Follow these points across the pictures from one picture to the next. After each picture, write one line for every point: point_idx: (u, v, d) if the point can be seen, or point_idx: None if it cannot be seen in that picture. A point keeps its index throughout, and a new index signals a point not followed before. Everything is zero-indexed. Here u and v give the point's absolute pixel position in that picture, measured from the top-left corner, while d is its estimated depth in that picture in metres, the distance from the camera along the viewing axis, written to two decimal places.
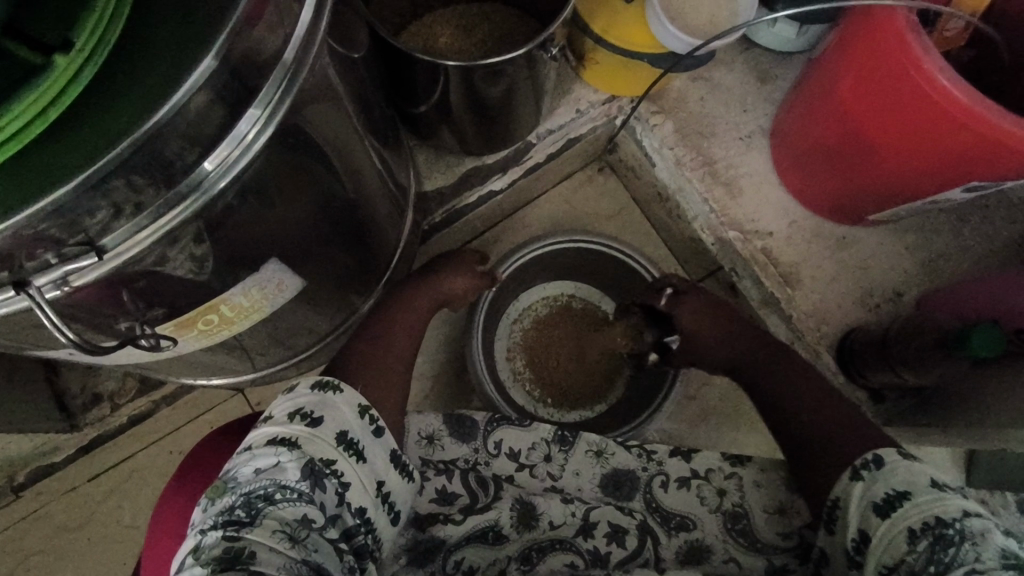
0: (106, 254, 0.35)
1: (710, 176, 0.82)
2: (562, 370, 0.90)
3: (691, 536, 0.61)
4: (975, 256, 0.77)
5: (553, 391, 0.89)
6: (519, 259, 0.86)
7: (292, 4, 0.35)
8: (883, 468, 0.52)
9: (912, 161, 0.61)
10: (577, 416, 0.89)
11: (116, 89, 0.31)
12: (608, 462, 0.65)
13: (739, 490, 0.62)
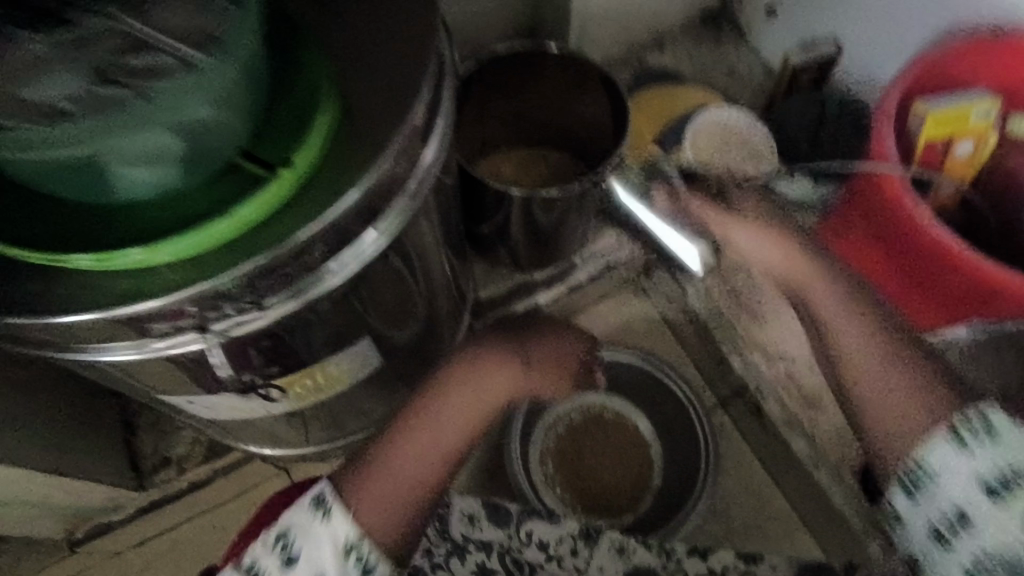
0: (264, 310, 0.43)
1: (737, 303, 0.92)
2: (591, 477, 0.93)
3: None
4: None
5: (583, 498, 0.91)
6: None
7: (423, 145, 0.45)
8: None
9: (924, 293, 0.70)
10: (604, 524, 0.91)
11: (305, 192, 0.41)
12: (630, 559, 0.68)
13: None
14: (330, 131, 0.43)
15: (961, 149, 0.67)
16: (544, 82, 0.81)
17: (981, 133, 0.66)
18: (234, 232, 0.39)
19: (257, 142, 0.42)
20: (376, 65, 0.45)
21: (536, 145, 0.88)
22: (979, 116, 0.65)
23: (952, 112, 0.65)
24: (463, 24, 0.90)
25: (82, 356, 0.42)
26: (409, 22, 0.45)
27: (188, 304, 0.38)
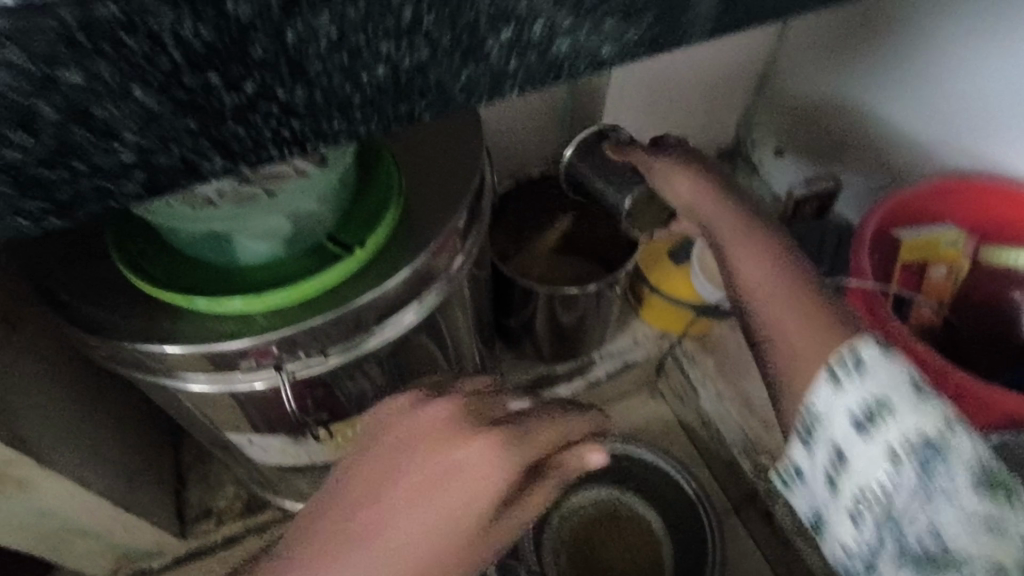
0: (325, 359, 0.52)
1: (745, 407, 0.98)
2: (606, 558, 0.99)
3: None
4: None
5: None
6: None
7: (463, 238, 0.56)
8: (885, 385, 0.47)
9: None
10: None
11: (373, 262, 0.51)
12: None
13: None
14: (400, 210, 0.52)
15: (935, 272, 0.76)
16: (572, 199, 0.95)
17: (953, 259, 0.76)
18: (319, 291, 0.48)
19: (342, 216, 0.50)
20: (428, 171, 0.55)
21: (564, 250, 1.00)
22: (947, 243, 0.75)
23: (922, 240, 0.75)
24: (511, 149, 1.07)
25: (168, 381, 0.52)
26: (460, 141, 0.57)
27: (270, 346, 0.48)
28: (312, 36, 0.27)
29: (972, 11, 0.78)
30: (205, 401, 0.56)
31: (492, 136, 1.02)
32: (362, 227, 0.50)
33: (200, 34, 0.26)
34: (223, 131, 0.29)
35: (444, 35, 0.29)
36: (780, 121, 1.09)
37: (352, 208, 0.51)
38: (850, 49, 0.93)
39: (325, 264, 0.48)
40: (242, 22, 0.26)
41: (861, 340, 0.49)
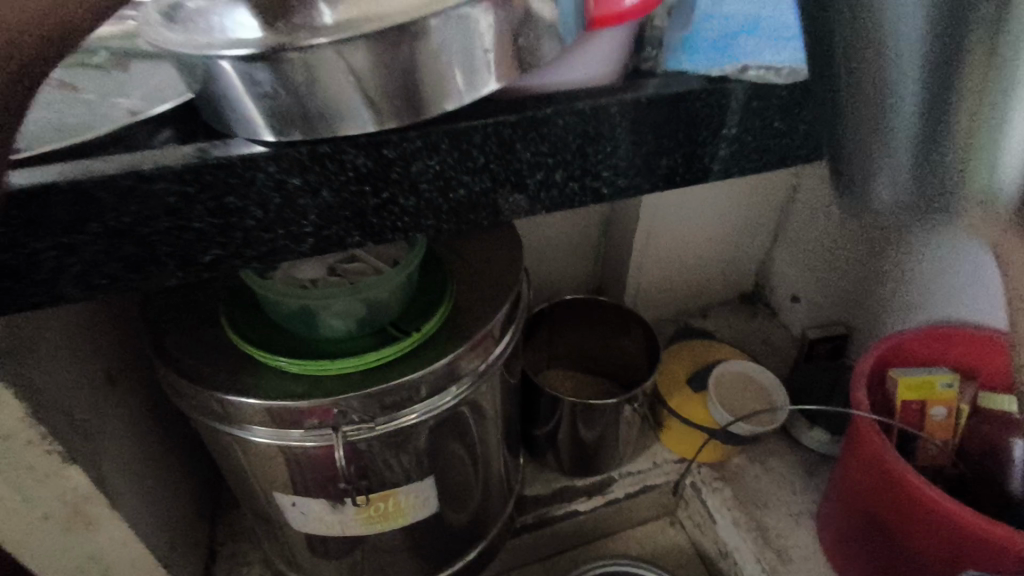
0: (374, 427, 0.60)
1: (762, 540, 0.99)
2: None
3: None
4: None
5: None
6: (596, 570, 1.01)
7: (499, 338, 0.67)
8: None
9: (913, 539, 0.78)
10: None
11: (423, 348, 0.62)
12: None
13: None
14: (449, 308, 0.64)
15: (935, 412, 0.81)
16: (596, 325, 1.06)
17: (951, 400, 0.81)
18: (377, 364, 0.60)
19: (403, 310, 0.63)
20: (477, 281, 0.68)
21: (592, 371, 1.12)
22: (943, 386, 0.81)
23: (920, 380, 0.81)
24: (549, 275, 1.21)
25: (238, 432, 0.61)
26: (504, 261, 0.70)
27: (332, 407, 0.58)
28: (424, 171, 0.39)
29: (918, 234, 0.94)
30: (264, 457, 0.65)
31: (533, 262, 1.17)
32: (417, 320, 0.63)
33: (354, 161, 0.38)
34: (351, 227, 0.40)
35: (517, 176, 0.42)
36: (795, 271, 1.21)
37: (411, 305, 0.64)
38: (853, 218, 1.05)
39: (384, 345, 0.60)
40: (383, 158, 0.38)
41: None
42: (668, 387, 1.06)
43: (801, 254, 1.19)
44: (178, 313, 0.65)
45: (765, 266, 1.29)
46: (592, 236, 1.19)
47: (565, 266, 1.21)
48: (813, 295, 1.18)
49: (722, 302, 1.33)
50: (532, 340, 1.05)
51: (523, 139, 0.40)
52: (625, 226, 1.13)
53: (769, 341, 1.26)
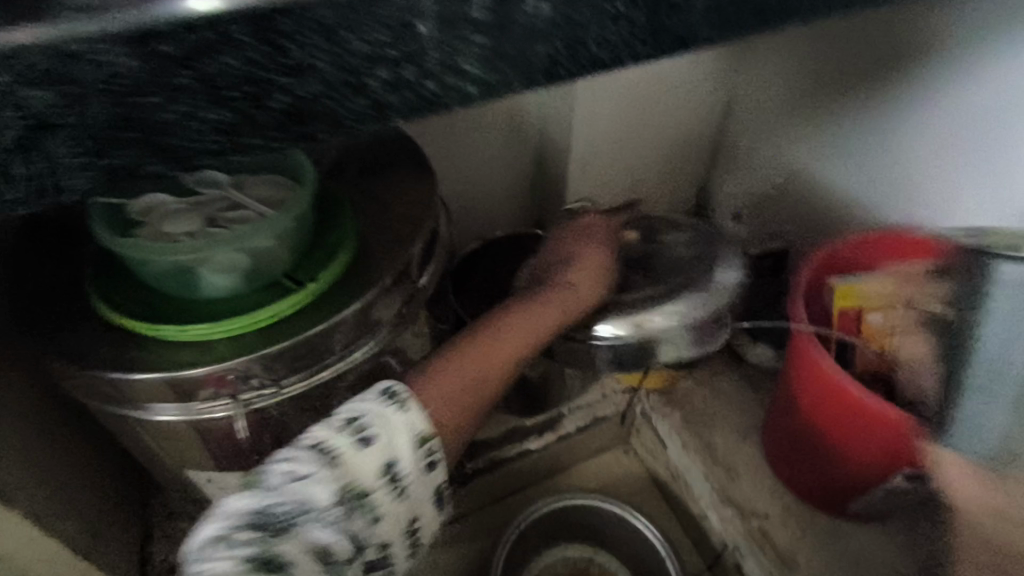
0: (278, 392, 0.56)
1: (711, 460, 1.00)
2: None
3: None
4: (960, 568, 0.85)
5: None
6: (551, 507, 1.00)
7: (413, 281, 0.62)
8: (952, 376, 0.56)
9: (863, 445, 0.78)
10: None
11: (323, 300, 0.56)
12: None
13: None
14: (348, 253, 0.58)
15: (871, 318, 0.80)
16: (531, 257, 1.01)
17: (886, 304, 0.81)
18: (268, 322, 0.54)
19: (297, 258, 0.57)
20: (387, 220, 0.63)
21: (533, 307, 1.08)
22: (876, 291, 0.80)
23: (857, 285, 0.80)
24: (484, 212, 1.15)
25: (131, 411, 0.55)
26: (414, 198, 0.65)
27: (226, 374, 0.52)
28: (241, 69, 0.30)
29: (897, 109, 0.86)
30: (167, 433, 0.59)
31: (464, 198, 1.10)
32: (313, 269, 0.56)
33: (126, 68, 0.28)
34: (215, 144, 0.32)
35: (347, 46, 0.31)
36: (735, 187, 1.20)
37: (306, 251, 0.57)
38: (793, 124, 1.04)
39: (275, 299, 0.54)
40: (159, 56, 0.28)
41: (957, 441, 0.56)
42: None
43: (740, 170, 1.18)
44: (43, 284, 0.57)
45: (705, 188, 1.28)
46: (524, 167, 1.13)
47: (498, 199, 1.15)
48: (754, 213, 1.18)
49: None
50: (466, 281, 1.00)
51: (336, 32, 0.31)
52: (557, 153, 1.07)
53: None
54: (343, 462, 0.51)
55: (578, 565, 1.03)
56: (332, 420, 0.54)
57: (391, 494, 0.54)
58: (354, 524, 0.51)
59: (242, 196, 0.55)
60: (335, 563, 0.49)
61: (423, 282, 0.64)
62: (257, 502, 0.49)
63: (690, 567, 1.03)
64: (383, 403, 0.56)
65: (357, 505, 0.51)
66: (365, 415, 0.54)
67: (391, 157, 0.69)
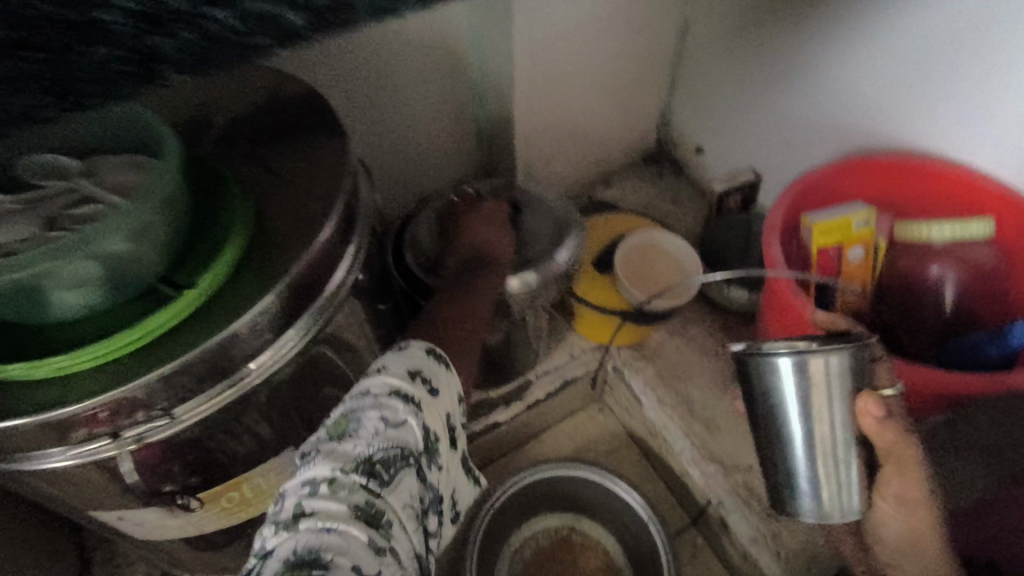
0: (175, 420, 0.46)
1: (689, 414, 0.94)
2: None
3: None
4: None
5: None
6: (527, 480, 0.94)
7: (333, 265, 0.53)
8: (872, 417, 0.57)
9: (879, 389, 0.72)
10: None
11: (216, 306, 0.46)
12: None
13: None
14: (240, 245, 0.47)
15: (853, 254, 0.74)
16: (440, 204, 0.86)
17: (867, 238, 0.74)
18: (144, 341, 0.43)
19: (176, 256, 0.46)
20: (296, 200, 0.54)
21: None
22: (859, 224, 0.73)
23: (836, 222, 0.72)
24: (426, 167, 1.03)
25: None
26: (326, 166, 0.56)
27: (100, 409, 0.42)
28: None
29: (849, 21, 0.79)
30: (50, 476, 0.49)
31: (401, 154, 0.98)
32: (198, 268, 0.46)
33: None
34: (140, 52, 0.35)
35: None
36: (696, 118, 1.11)
37: (189, 246, 0.46)
38: (746, 46, 0.95)
39: (149, 312, 0.43)
40: None
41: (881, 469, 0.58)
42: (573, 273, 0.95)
43: (700, 99, 1.08)
44: None
45: (664, 119, 1.18)
46: (465, 114, 1.01)
47: (440, 152, 1.03)
48: (718, 145, 1.09)
49: (623, 166, 1.21)
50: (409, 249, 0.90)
51: None
52: (499, 96, 0.96)
53: (676, 202, 1.17)
54: (422, 411, 0.57)
55: (560, 536, 0.99)
56: (397, 377, 0.57)
57: (450, 447, 0.60)
58: (430, 471, 0.57)
59: (98, 187, 0.44)
60: (422, 508, 0.55)
61: (345, 264, 0.54)
62: (359, 450, 0.52)
63: (675, 524, 0.99)
64: (432, 360, 0.60)
65: (433, 452, 0.57)
66: (423, 368, 0.59)
67: (290, 121, 0.59)
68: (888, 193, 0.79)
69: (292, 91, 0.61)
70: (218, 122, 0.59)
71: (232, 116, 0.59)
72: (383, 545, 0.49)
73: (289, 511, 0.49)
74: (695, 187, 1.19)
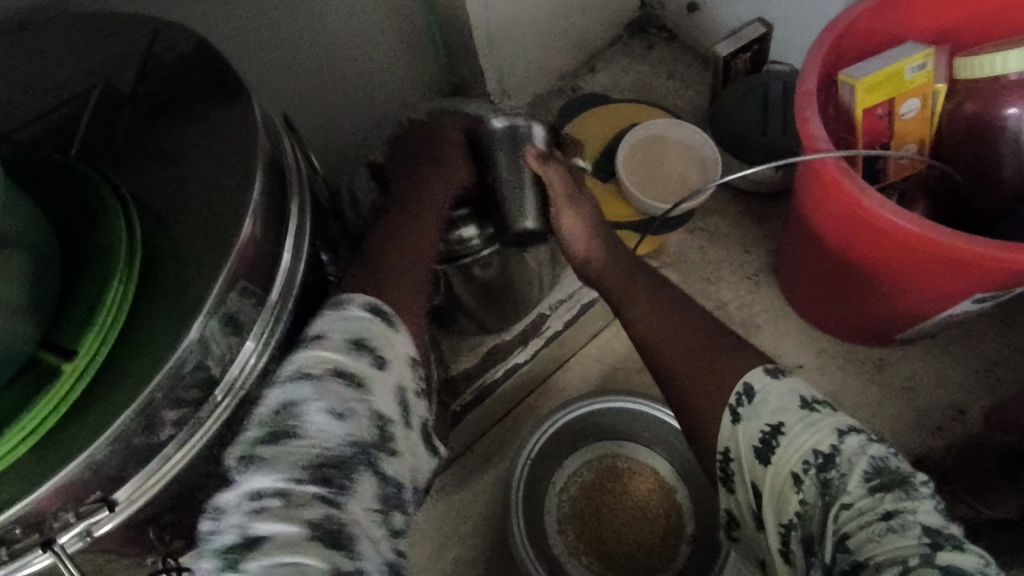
0: (118, 505, 0.39)
1: (726, 317, 0.84)
2: (616, 522, 0.89)
3: (853, 510, 0.42)
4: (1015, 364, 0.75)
5: (622, 543, 0.88)
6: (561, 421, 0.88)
7: (272, 265, 0.43)
8: (755, 399, 0.48)
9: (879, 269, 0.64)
10: (640, 537, 0.88)
11: (123, 368, 0.38)
12: (830, 454, 0.44)
13: (865, 462, 0.43)
14: (133, 291, 0.39)
15: (905, 110, 0.60)
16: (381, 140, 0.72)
17: (924, 87, 0.60)
18: (35, 436, 0.35)
19: (52, 318, 0.37)
20: (200, 189, 0.43)
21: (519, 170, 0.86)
22: (916, 70, 0.59)
23: (883, 73, 0.58)
24: (378, 94, 0.87)
25: None
26: (232, 135, 0.44)
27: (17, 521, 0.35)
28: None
29: None
30: None
31: (345, 84, 0.82)
32: (79, 329, 0.37)
33: None
34: None
35: None
36: None
37: (65, 303, 0.38)
38: None
39: (26, 400, 0.35)
40: None
41: (751, 370, 0.50)
42: None
43: None
44: None
45: None
46: (413, 19, 0.83)
47: (391, 73, 0.86)
48: None
49: (607, 44, 1.04)
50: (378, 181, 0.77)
51: None
52: None
53: (675, 76, 1.01)
54: (371, 391, 0.44)
55: (607, 469, 0.92)
56: (336, 351, 0.44)
57: (410, 426, 0.47)
58: (391, 461, 0.44)
59: None
60: (387, 508, 0.43)
61: (288, 253, 0.44)
62: (307, 452, 0.41)
63: None
64: (376, 320, 0.47)
65: (390, 440, 0.44)
66: (368, 335, 0.46)
67: (177, 86, 0.46)
68: (946, 19, 0.64)
69: (172, 45, 0.46)
70: (88, 111, 0.46)
71: (103, 99, 0.46)
72: (349, 568, 0.39)
73: (231, 533, 0.39)
74: (693, 54, 1.02)
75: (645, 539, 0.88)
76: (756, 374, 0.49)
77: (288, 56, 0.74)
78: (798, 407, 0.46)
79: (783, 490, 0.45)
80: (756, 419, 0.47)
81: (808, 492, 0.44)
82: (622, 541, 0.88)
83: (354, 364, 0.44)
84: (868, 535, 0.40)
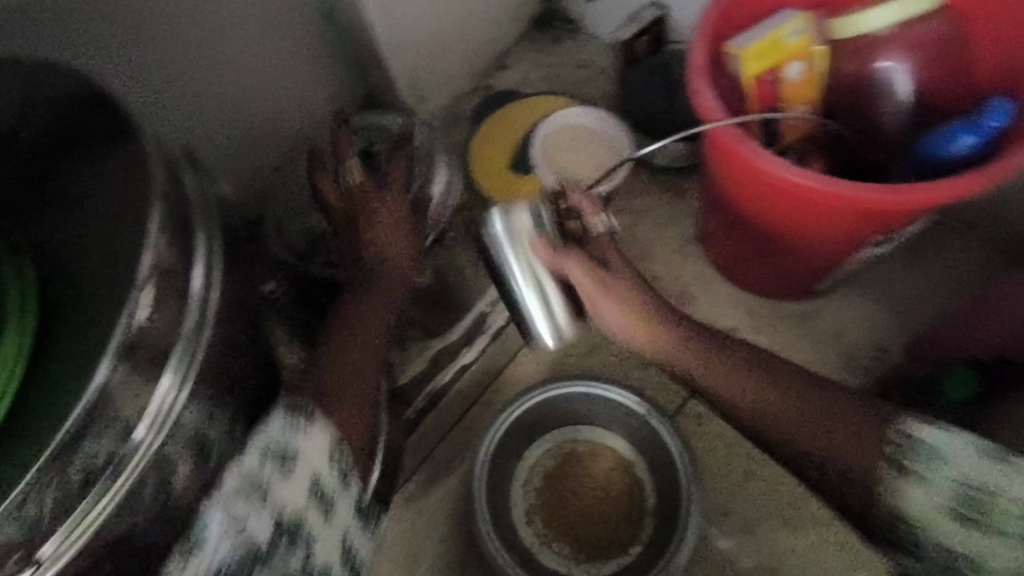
0: (47, 560, 0.41)
1: (658, 291, 0.87)
2: (582, 503, 0.91)
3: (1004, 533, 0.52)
4: (929, 299, 0.80)
5: (589, 523, 0.90)
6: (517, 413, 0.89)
7: (173, 304, 0.44)
8: (924, 450, 0.55)
9: (808, 229, 0.67)
10: (608, 514, 0.90)
11: (26, 429, 0.40)
12: (1003, 490, 0.52)
13: None
14: (30, 352, 0.41)
15: (790, 75, 0.64)
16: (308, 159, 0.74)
17: (805, 52, 0.63)
18: None
19: None
20: (95, 236, 0.43)
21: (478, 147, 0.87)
22: (794, 35, 0.62)
23: (764, 43, 0.62)
24: (292, 113, 0.86)
25: None
26: (124, 177, 0.44)
27: None
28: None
29: None
30: None
31: (256, 108, 0.81)
32: None
33: None
34: None
35: None
36: None
37: None
38: None
39: None
40: None
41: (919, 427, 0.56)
42: (484, 169, 0.85)
43: None
44: None
45: None
46: (315, 35, 0.83)
47: (301, 91, 0.86)
48: None
49: (517, 40, 1.05)
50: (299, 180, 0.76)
51: None
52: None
53: (586, 64, 1.03)
54: (273, 496, 0.52)
55: (568, 453, 0.94)
56: (240, 472, 0.51)
57: (329, 519, 0.55)
58: (303, 552, 0.53)
59: None
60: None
61: (198, 286, 0.46)
62: (208, 560, 0.50)
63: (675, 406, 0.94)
64: (297, 432, 0.54)
65: (299, 533, 0.53)
66: (287, 447, 0.53)
67: (67, 125, 0.45)
68: None
69: (54, 82, 0.45)
70: None
71: None
72: None
73: None
74: (601, 41, 1.04)
75: (612, 516, 0.90)
76: (918, 426, 0.56)
77: (189, 88, 0.74)
78: (979, 452, 0.53)
79: (940, 523, 0.54)
80: (934, 479, 0.54)
81: (963, 528, 0.53)
82: (589, 521, 0.90)
83: (264, 486, 0.52)
84: (989, 545, 0.53)
